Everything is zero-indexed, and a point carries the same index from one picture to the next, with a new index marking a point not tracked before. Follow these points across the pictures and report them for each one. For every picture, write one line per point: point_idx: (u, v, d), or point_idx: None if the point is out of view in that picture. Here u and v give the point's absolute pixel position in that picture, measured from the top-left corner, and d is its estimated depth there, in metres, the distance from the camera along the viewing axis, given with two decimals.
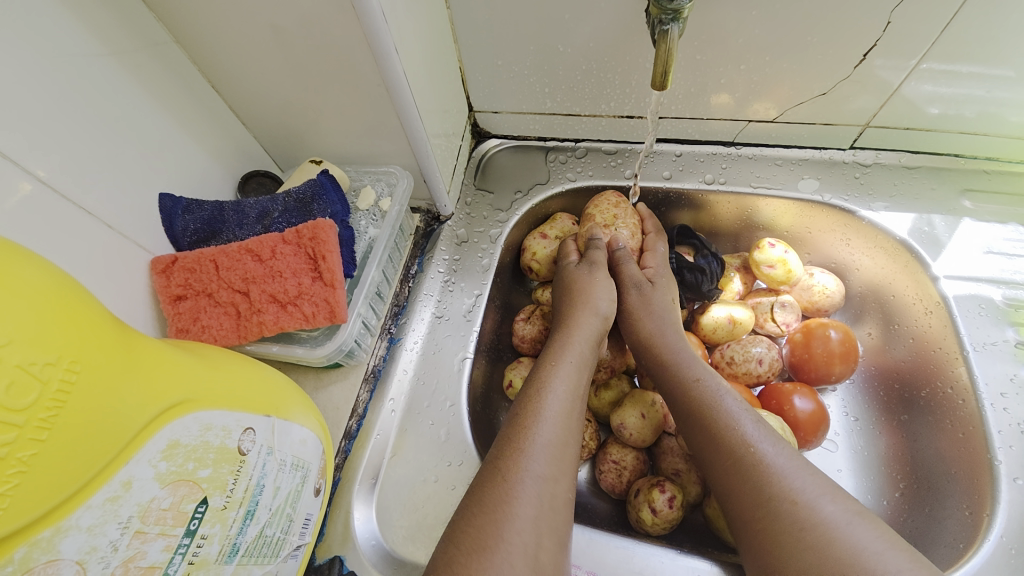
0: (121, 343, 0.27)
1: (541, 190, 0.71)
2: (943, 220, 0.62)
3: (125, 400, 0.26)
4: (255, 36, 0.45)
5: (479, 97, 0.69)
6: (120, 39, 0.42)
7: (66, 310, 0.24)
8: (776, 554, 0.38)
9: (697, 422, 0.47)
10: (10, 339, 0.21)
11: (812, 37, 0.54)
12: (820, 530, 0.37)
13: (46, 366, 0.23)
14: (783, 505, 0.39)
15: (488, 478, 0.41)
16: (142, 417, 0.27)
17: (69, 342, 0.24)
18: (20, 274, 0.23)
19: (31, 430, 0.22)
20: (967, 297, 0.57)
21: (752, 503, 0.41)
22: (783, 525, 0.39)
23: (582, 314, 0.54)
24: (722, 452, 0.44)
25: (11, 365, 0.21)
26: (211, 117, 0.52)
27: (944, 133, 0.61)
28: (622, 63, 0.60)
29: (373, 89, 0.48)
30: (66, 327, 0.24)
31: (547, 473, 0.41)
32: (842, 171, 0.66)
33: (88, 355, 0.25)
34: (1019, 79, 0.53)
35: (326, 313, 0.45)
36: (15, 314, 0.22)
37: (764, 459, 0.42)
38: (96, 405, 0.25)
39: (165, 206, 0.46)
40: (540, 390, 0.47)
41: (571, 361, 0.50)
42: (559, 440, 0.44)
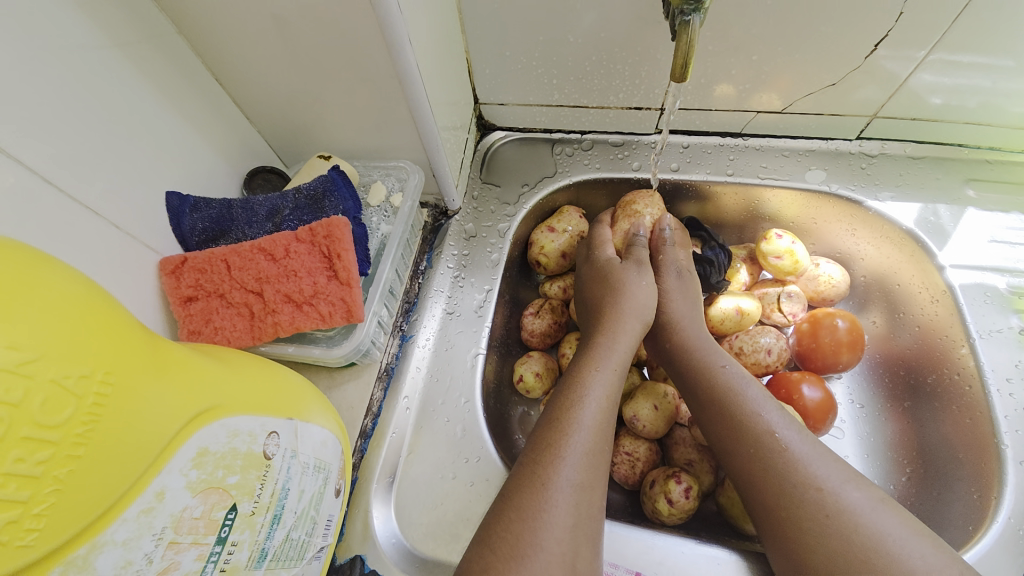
0: (150, 351, 0.26)
1: (547, 183, 0.70)
2: (948, 210, 0.62)
3: (157, 411, 0.25)
4: (263, 26, 0.43)
5: (485, 88, 0.68)
6: (121, 31, 0.40)
7: (96, 318, 0.23)
8: (800, 542, 0.39)
9: (719, 413, 0.47)
10: (43, 353, 0.20)
11: (825, 27, 0.53)
12: (845, 516, 0.39)
13: (80, 379, 0.22)
14: (812, 496, 0.40)
15: (526, 484, 0.41)
16: (175, 427, 0.26)
17: (100, 354, 0.23)
18: (49, 284, 0.22)
19: (68, 446, 0.21)
20: (972, 286, 0.58)
21: (772, 491, 0.42)
22: (807, 512, 0.40)
23: (624, 315, 0.53)
24: (749, 444, 0.44)
25: (45, 377, 0.20)
26: (215, 111, 0.50)
27: (949, 123, 0.62)
28: (632, 54, 0.59)
29: (384, 82, 0.47)
30: (97, 338, 0.23)
31: (582, 481, 0.41)
32: (848, 161, 0.66)
33: (119, 366, 0.24)
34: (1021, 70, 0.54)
35: (343, 312, 0.43)
36: (52, 325, 0.21)
37: (788, 449, 0.43)
38: (130, 418, 0.24)
39: (172, 205, 0.45)
40: (577, 395, 0.46)
41: (607, 369, 0.49)
42: (597, 444, 0.44)
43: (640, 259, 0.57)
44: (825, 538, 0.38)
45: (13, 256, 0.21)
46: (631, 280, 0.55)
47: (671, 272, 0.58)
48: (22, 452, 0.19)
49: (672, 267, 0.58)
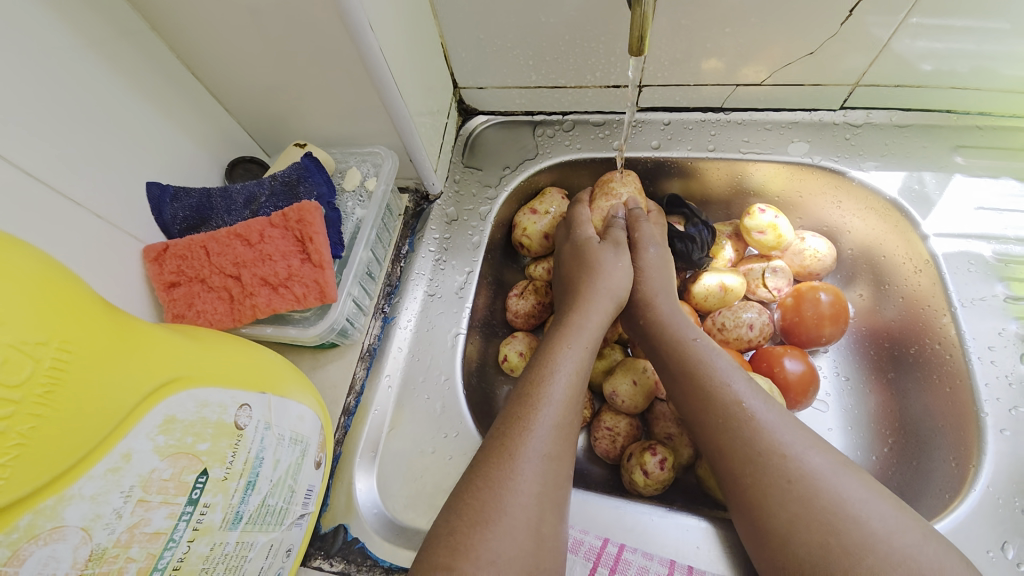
0: (113, 325, 0.28)
1: (529, 166, 0.71)
2: (934, 177, 0.61)
3: (119, 379, 0.27)
4: (230, 18, 0.44)
5: (463, 73, 0.68)
6: (96, 29, 0.42)
7: (55, 292, 0.25)
8: (763, 503, 0.40)
9: (688, 384, 0.48)
10: (0, 321, 0.22)
11: None
12: (807, 481, 0.39)
13: (38, 346, 0.24)
14: (776, 462, 0.41)
15: (494, 455, 0.42)
16: (138, 395, 0.28)
17: (59, 325, 0.25)
18: (7, 260, 0.23)
19: (28, 406, 0.23)
20: (956, 255, 0.57)
21: (737, 458, 0.43)
22: (771, 478, 0.40)
23: (596, 293, 0.54)
24: (715, 413, 0.45)
25: (3, 342, 0.22)
26: (195, 104, 0.52)
27: (935, 89, 0.60)
28: (605, 31, 0.59)
29: (353, 69, 0.48)
30: (55, 309, 0.25)
31: (550, 453, 0.43)
32: (832, 132, 0.65)
33: (80, 337, 0.26)
34: (1016, 32, 0.52)
35: (316, 293, 0.45)
36: (10, 295, 0.23)
37: (752, 416, 0.43)
38: (91, 384, 0.26)
39: (153, 195, 0.46)
40: (549, 369, 0.48)
41: (580, 346, 0.50)
42: (565, 415, 0.45)
43: (617, 240, 0.58)
44: (789, 502, 0.39)
45: None
46: (608, 259, 0.56)
47: (650, 248, 0.59)
48: None
49: (650, 243, 0.59)
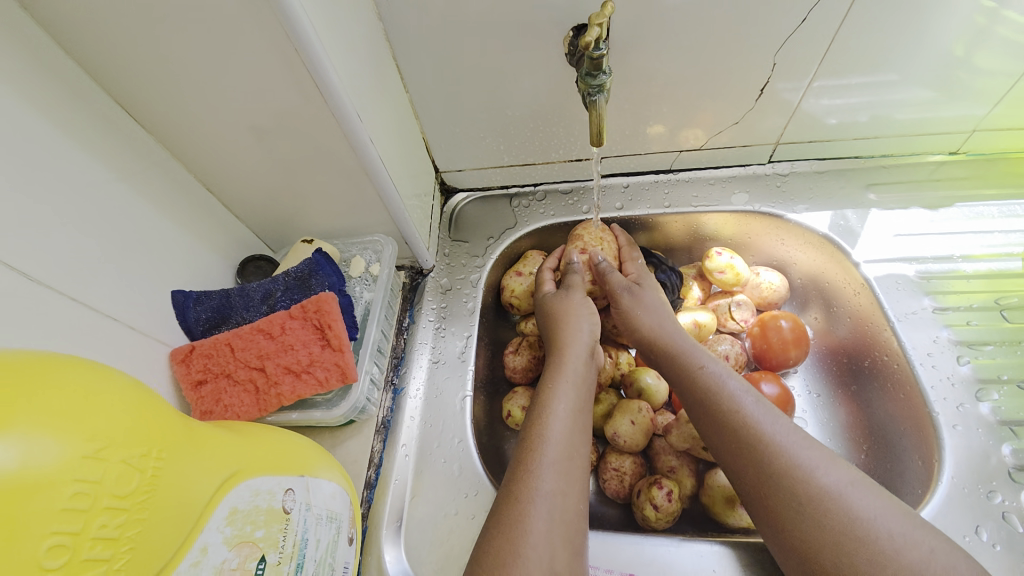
0: (186, 430, 0.32)
1: (510, 234, 0.78)
2: (855, 213, 0.72)
3: (194, 478, 0.31)
4: (246, 141, 0.52)
5: (444, 159, 0.77)
6: (127, 165, 0.48)
7: (149, 409, 0.30)
8: (784, 524, 0.44)
9: (702, 407, 0.53)
10: (116, 440, 0.27)
11: (717, 79, 0.64)
12: (822, 501, 0.43)
13: (139, 458, 0.28)
14: (791, 472, 0.45)
15: (505, 501, 0.46)
16: (212, 492, 0.32)
17: (153, 437, 0.29)
18: (118, 387, 0.28)
19: (135, 511, 0.27)
20: (885, 277, 0.67)
21: (753, 472, 0.47)
22: (788, 498, 0.45)
23: (569, 331, 0.60)
24: (731, 433, 0.50)
25: (116, 459, 0.27)
26: (210, 214, 0.58)
27: (842, 140, 0.72)
28: (564, 118, 0.69)
29: (355, 172, 0.55)
30: (149, 424, 0.29)
31: (555, 489, 0.47)
32: (765, 182, 0.76)
33: (166, 445, 0.30)
34: (903, 82, 0.63)
35: (338, 375, 0.49)
36: (120, 418, 0.27)
37: (763, 431, 0.49)
38: (176, 486, 0.30)
39: (178, 301, 0.51)
40: (541, 413, 0.52)
41: (567, 382, 0.55)
42: (565, 453, 0.49)
43: (573, 282, 0.65)
44: (807, 508, 0.43)
45: (88, 368, 0.27)
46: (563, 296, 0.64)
47: (626, 292, 0.65)
48: (104, 518, 0.25)
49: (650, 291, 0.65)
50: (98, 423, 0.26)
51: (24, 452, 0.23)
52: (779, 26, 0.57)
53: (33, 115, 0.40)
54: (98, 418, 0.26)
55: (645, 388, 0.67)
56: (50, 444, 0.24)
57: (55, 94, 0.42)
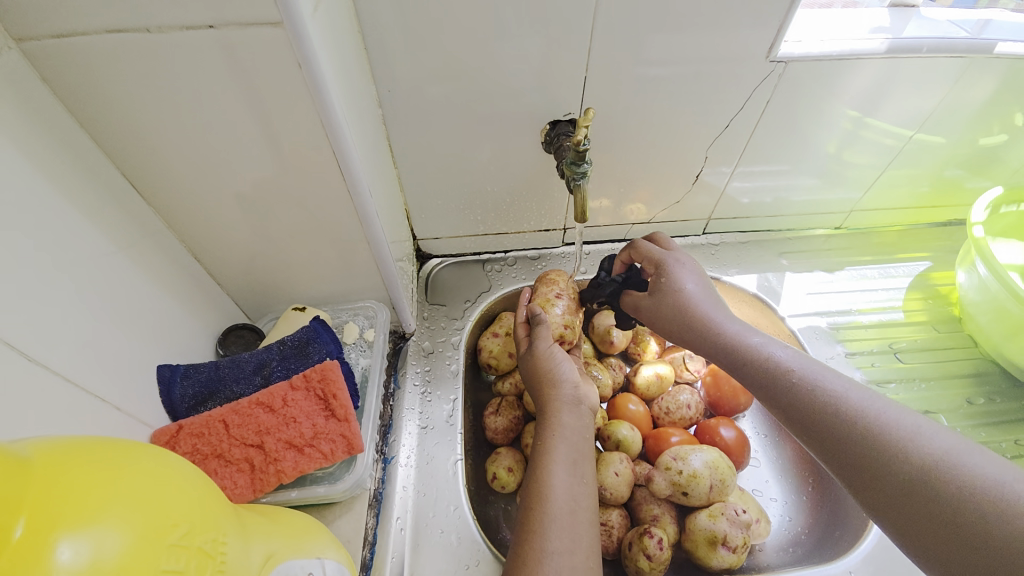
0: (232, 513, 0.33)
1: (485, 297, 0.83)
2: (775, 276, 0.87)
3: (247, 562, 0.31)
4: (247, 212, 0.53)
5: (422, 228, 0.81)
6: (122, 235, 0.47)
7: (208, 491, 0.31)
8: (885, 492, 0.39)
9: (791, 404, 0.46)
10: (189, 522, 0.28)
11: (661, 166, 0.77)
12: (912, 449, 0.38)
13: (209, 540, 0.29)
14: (934, 461, 0.37)
15: (518, 565, 0.47)
16: (259, 571, 0.32)
17: (215, 519, 0.30)
18: (181, 470, 0.30)
19: None
20: (807, 328, 0.81)
21: (868, 465, 0.40)
22: (880, 457, 0.39)
23: (554, 388, 0.60)
24: (822, 427, 0.43)
25: (193, 545, 0.28)
26: (193, 283, 0.56)
27: (757, 217, 0.88)
28: (536, 194, 0.78)
29: (355, 241, 0.58)
30: (209, 507, 0.30)
31: (564, 547, 0.47)
32: (702, 250, 0.90)
33: (225, 528, 0.31)
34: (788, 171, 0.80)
35: (344, 446, 0.48)
36: (187, 502, 0.29)
37: (874, 413, 0.41)
38: (236, 571, 0.30)
39: (164, 376, 0.49)
40: (541, 472, 0.53)
41: (561, 438, 0.56)
42: (569, 510, 0.50)
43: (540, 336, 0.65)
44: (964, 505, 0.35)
45: (159, 454, 0.30)
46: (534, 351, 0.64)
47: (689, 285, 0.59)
48: None
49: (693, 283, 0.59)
50: (176, 505, 0.28)
51: (125, 542, 0.24)
52: (707, 129, 0.72)
53: (45, 186, 0.40)
54: (175, 500, 0.28)
55: (622, 439, 0.71)
56: (144, 535, 0.25)
57: (64, 168, 0.42)
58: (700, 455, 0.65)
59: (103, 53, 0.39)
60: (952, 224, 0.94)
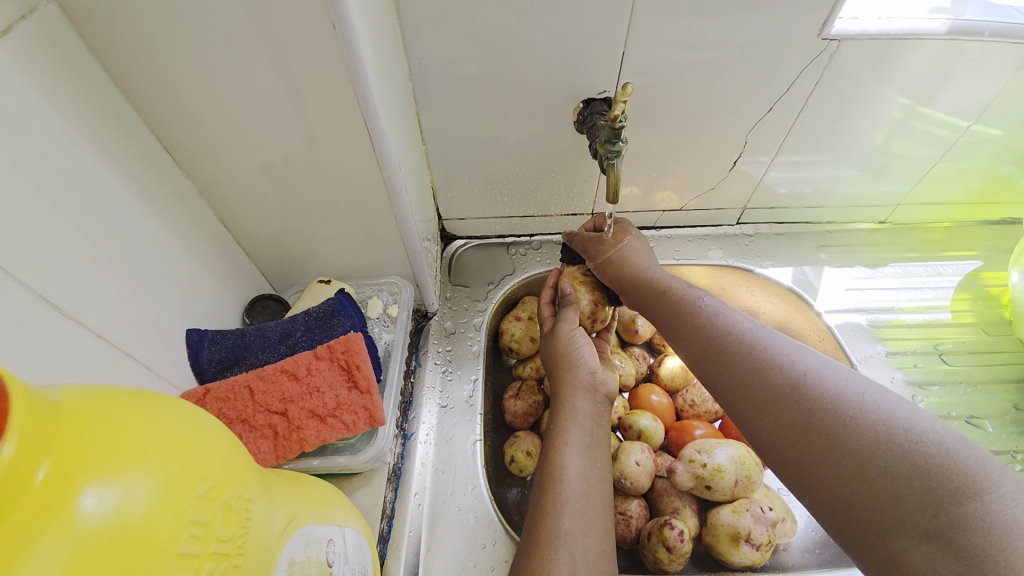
0: (258, 472, 0.33)
1: (509, 280, 0.81)
2: (812, 269, 0.83)
3: (272, 524, 0.31)
4: (276, 182, 0.53)
5: (447, 208, 0.80)
6: (156, 199, 0.48)
7: (235, 449, 0.31)
8: (828, 461, 0.39)
9: (723, 363, 0.48)
10: (214, 479, 0.28)
11: (697, 151, 0.73)
12: (860, 417, 0.39)
13: (234, 498, 0.29)
14: (844, 405, 0.40)
15: (533, 546, 0.46)
16: (283, 530, 0.32)
17: (241, 478, 0.30)
18: (210, 426, 0.30)
19: (234, 557, 0.27)
20: (845, 325, 0.78)
21: (782, 410, 0.43)
22: (828, 422, 0.40)
23: (572, 372, 0.58)
24: (775, 395, 0.44)
25: (218, 499, 0.27)
26: (222, 252, 0.57)
27: (795, 208, 0.84)
28: (564, 176, 0.76)
29: (382, 215, 0.57)
30: (234, 464, 0.30)
31: (577, 529, 0.46)
32: (734, 240, 0.86)
33: (251, 487, 0.31)
34: (830, 163, 0.76)
35: (366, 418, 0.48)
36: (213, 457, 0.28)
37: (798, 366, 0.44)
38: (261, 532, 0.30)
39: (192, 340, 0.49)
40: (557, 454, 0.51)
41: (576, 422, 0.54)
42: (583, 493, 0.48)
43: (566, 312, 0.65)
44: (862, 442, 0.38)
45: (188, 407, 0.29)
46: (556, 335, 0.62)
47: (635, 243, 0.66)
48: (211, 564, 0.25)
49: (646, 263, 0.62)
50: (203, 462, 0.27)
51: (148, 492, 0.24)
52: (747, 113, 0.68)
53: (82, 146, 0.40)
54: (202, 456, 0.27)
55: (643, 429, 0.70)
56: (168, 486, 0.25)
57: (102, 129, 0.42)
58: (725, 449, 0.63)
59: (139, 11, 0.38)
60: (1008, 223, 0.88)
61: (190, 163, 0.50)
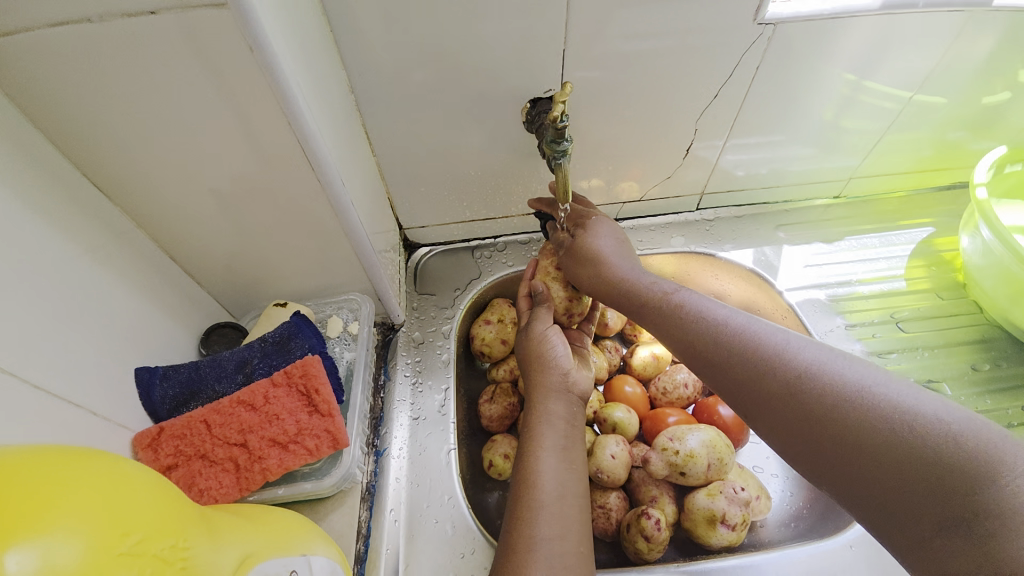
0: (199, 518, 0.34)
1: (476, 284, 0.81)
2: (772, 249, 0.85)
3: (217, 565, 0.32)
4: (219, 209, 0.52)
5: (407, 217, 0.79)
6: (89, 238, 0.46)
7: (166, 499, 0.32)
8: (843, 457, 0.37)
9: (716, 357, 0.47)
10: (144, 531, 0.28)
11: (649, 141, 0.74)
12: (866, 408, 0.37)
13: (167, 548, 0.29)
14: (855, 397, 0.38)
15: (509, 553, 0.46)
16: (232, 573, 0.32)
17: (174, 526, 0.31)
18: (137, 479, 0.31)
19: None
20: (805, 302, 0.80)
21: (794, 410, 0.41)
22: (834, 417, 0.38)
23: (544, 372, 0.58)
24: (777, 393, 0.42)
25: (148, 553, 0.28)
26: (170, 284, 0.56)
27: (752, 190, 0.85)
28: (521, 176, 0.75)
29: (334, 233, 0.56)
30: (167, 514, 0.31)
31: (554, 533, 0.47)
32: (696, 226, 0.87)
33: (188, 534, 0.32)
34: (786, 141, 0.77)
35: (329, 441, 0.48)
36: (143, 509, 0.29)
37: (799, 355, 0.43)
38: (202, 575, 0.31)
39: (142, 378, 0.49)
40: (532, 460, 0.52)
41: (550, 424, 0.54)
42: (559, 496, 0.49)
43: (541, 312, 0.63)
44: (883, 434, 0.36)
45: (114, 463, 0.30)
46: (529, 334, 0.62)
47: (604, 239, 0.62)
48: None
49: (609, 235, 0.62)
50: (129, 515, 0.28)
51: (74, 551, 0.24)
52: (696, 99, 0.69)
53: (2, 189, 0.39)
54: (129, 510, 0.28)
55: (618, 421, 0.70)
56: (94, 541, 0.25)
57: (22, 171, 0.41)
58: (696, 435, 0.64)
59: (44, 46, 0.37)
60: (958, 188, 0.90)
61: (123, 198, 0.48)
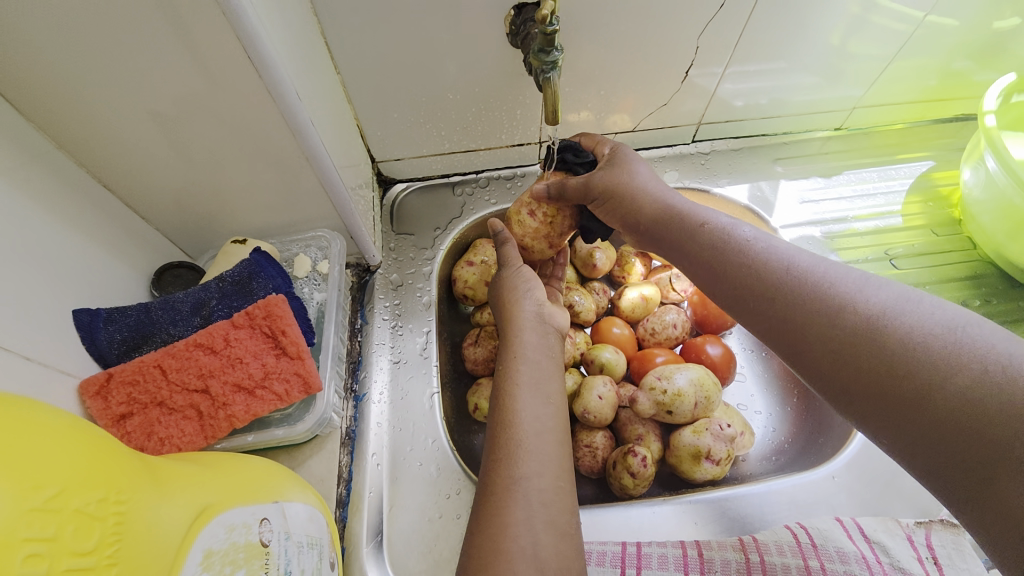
0: (143, 471, 0.31)
1: (457, 223, 0.76)
2: (768, 185, 0.81)
3: (165, 521, 0.29)
4: (154, 128, 0.44)
5: (379, 149, 0.72)
6: (1, 157, 0.39)
7: (98, 450, 0.28)
8: (886, 387, 0.34)
9: (753, 285, 0.43)
10: (66, 486, 0.25)
11: (647, 62, 0.67)
12: (922, 338, 0.34)
13: (98, 503, 0.26)
14: (928, 340, 0.34)
15: (490, 493, 0.44)
16: (185, 526, 0.30)
17: (108, 480, 0.28)
18: (57, 429, 0.27)
19: (104, 567, 0.25)
20: (800, 240, 0.77)
21: (847, 351, 0.36)
22: (882, 346, 0.35)
23: (518, 309, 0.56)
24: (817, 321, 0.38)
25: (70, 508, 0.25)
26: (109, 217, 0.49)
27: (752, 120, 0.80)
28: (505, 102, 0.68)
29: (294, 160, 0.50)
30: (95, 466, 0.27)
31: (529, 471, 0.45)
32: (690, 160, 0.82)
33: (126, 488, 0.28)
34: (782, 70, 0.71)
35: (300, 386, 0.46)
36: (59, 460, 0.25)
37: (847, 286, 0.39)
38: (145, 531, 0.28)
39: (83, 321, 0.44)
40: (507, 397, 0.49)
41: (527, 360, 0.52)
42: (536, 433, 0.47)
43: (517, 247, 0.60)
44: (950, 380, 0.32)
45: (26, 410, 0.26)
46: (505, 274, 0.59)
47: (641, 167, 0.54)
48: None
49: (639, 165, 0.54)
50: (44, 470, 0.24)
51: None
52: (697, 14, 0.61)
53: None
54: (44, 465, 0.25)
55: (605, 363, 0.69)
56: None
57: None
58: (684, 374, 0.63)
59: None
60: (960, 120, 0.86)
61: (35, 110, 0.41)
